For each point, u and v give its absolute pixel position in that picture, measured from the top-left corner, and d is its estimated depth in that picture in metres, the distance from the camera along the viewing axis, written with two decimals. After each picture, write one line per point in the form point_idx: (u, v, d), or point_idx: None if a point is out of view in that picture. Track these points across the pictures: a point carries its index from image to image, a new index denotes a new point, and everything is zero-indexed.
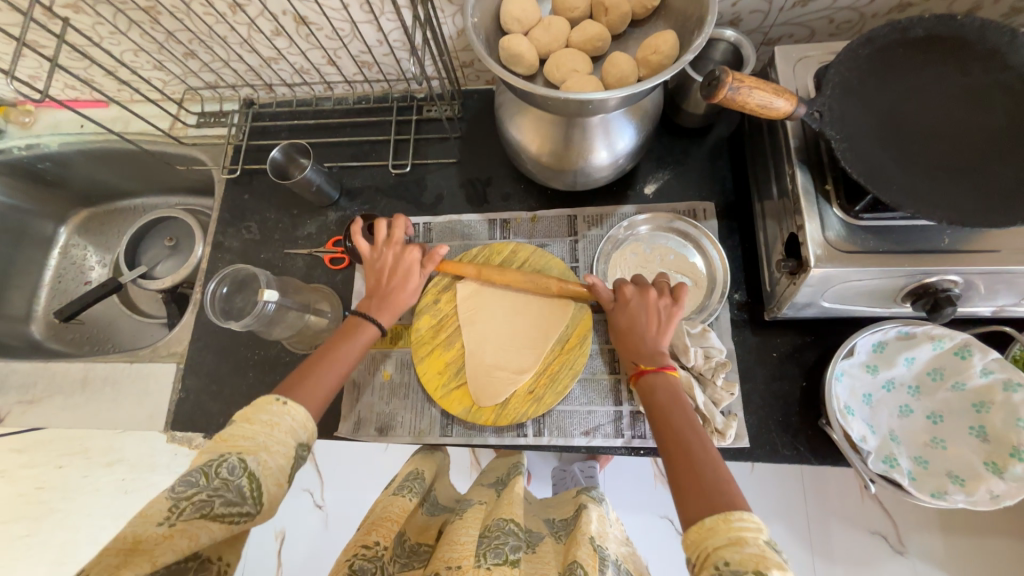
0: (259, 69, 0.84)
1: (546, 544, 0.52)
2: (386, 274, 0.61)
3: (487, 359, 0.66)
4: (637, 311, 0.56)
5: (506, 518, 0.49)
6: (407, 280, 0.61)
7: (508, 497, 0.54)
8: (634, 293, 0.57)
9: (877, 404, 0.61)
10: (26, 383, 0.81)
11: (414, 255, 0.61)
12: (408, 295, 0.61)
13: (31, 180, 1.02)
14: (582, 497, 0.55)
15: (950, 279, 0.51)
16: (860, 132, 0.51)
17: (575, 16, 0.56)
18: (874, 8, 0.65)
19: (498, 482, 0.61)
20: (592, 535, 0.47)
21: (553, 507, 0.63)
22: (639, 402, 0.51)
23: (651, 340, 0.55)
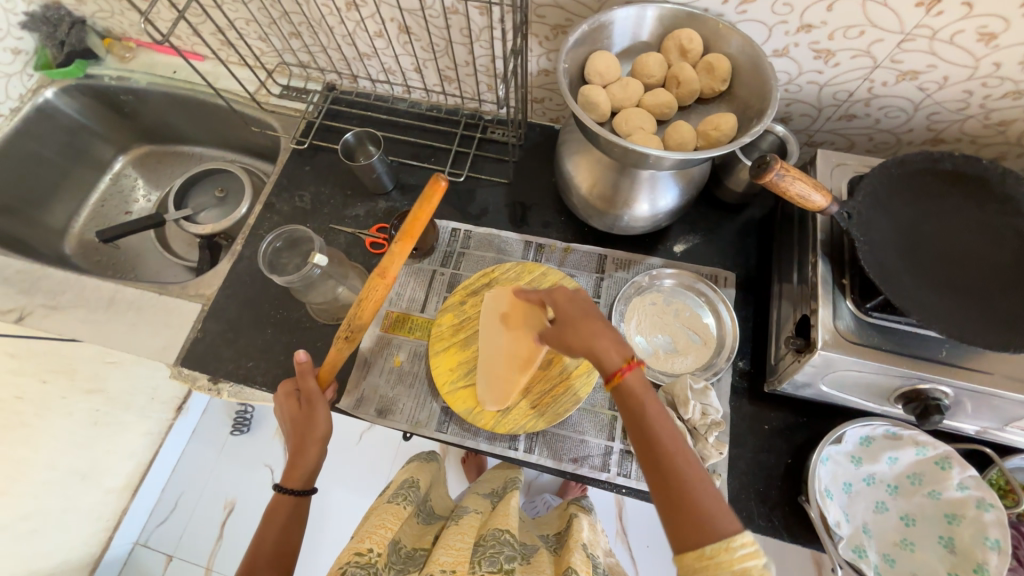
0: (351, 60, 0.91)
1: (540, 554, 0.59)
2: (297, 427, 0.63)
3: (500, 370, 0.68)
4: (579, 305, 0.56)
5: (501, 530, 0.55)
6: (311, 419, 0.63)
7: (504, 509, 0.60)
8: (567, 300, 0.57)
9: (855, 495, 0.63)
10: (55, 289, 0.84)
11: (310, 385, 0.64)
12: (321, 430, 0.62)
13: (109, 107, 1.08)
14: (573, 509, 0.69)
15: (942, 389, 0.55)
16: (881, 238, 0.56)
17: (650, 82, 0.63)
18: (910, 136, 0.72)
19: (493, 495, 0.69)
20: (584, 543, 0.58)
21: (544, 526, 0.72)
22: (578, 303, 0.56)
23: (603, 340, 0.50)
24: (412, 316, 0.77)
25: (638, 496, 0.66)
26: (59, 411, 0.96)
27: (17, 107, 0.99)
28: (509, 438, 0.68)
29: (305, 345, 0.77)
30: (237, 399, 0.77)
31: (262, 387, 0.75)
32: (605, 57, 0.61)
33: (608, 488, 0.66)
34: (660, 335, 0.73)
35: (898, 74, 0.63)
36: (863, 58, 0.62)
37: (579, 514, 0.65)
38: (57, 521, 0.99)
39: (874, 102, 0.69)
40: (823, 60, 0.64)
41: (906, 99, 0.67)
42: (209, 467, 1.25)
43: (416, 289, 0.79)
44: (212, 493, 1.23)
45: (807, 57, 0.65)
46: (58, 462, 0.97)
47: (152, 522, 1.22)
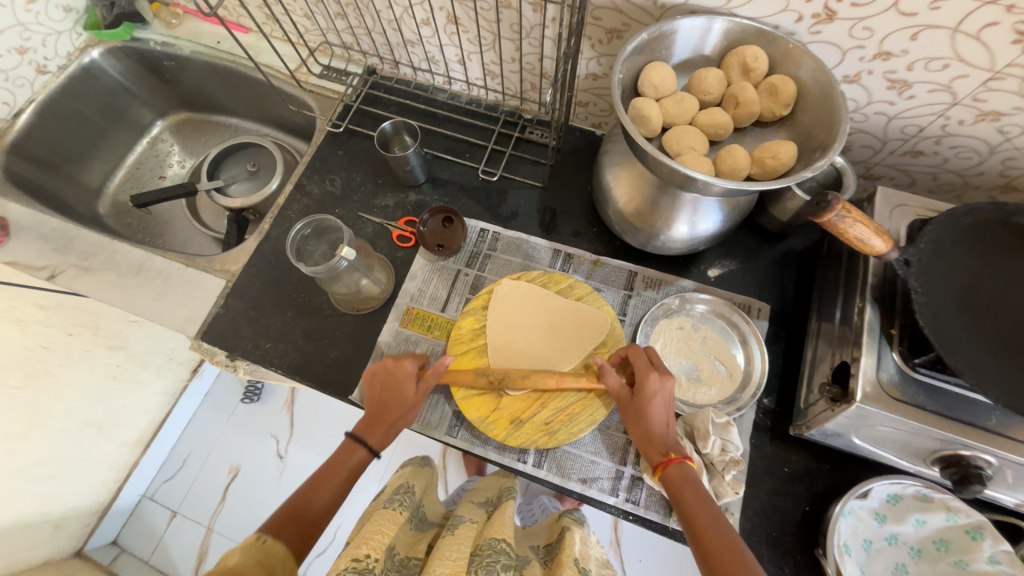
0: (395, 46, 0.89)
1: (532, 568, 0.58)
2: (384, 407, 0.62)
3: (511, 353, 0.69)
4: (659, 404, 0.59)
5: (496, 538, 0.54)
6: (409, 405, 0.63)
7: (499, 519, 0.59)
8: (658, 382, 0.59)
9: (875, 553, 0.59)
10: (86, 251, 0.85)
11: (407, 368, 0.64)
12: (406, 416, 0.63)
13: (152, 72, 1.08)
14: (565, 521, 0.65)
15: (985, 458, 0.52)
16: (941, 291, 0.52)
17: (707, 99, 0.60)
18: (979, 180, 0.68)
19: (488, 504, 0.67)
20: (575, 556, 0.56)
21: (534, 535, 0.70)
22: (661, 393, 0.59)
23: (665, 432, 0.59)
24: (432, 315, 0.76)
25: (644, 524, 0.65)
26: (82, 363, 0.99)
27: (63, 64, 1.00)
28: (518, 450, 0.67)
29: (324, 332, 0.76)
30: (253, 377, 0.77)
31: (278, 369, 0.75)
32: (662, 69, 0.58)
33: (615, 513, 0.65)
34: (684, 362, 0.70)
35: (977, 113, 0.59)
36: (942, 93, 0.58)
37: (571, 527, 0.63)
38: (73, 466, 1.02)
39: (945, 141, 0.64)
40: (897, 91, 0.60)
41: (981, 141, 0.62)
42: (216, 431, 1.24)
43: (440, 287, 0.78)
44: (217, 457, 1.22)
45: (879, 86, 0.60)
46: (74, 411, 0.99)
47: (159, 478, 1.22)
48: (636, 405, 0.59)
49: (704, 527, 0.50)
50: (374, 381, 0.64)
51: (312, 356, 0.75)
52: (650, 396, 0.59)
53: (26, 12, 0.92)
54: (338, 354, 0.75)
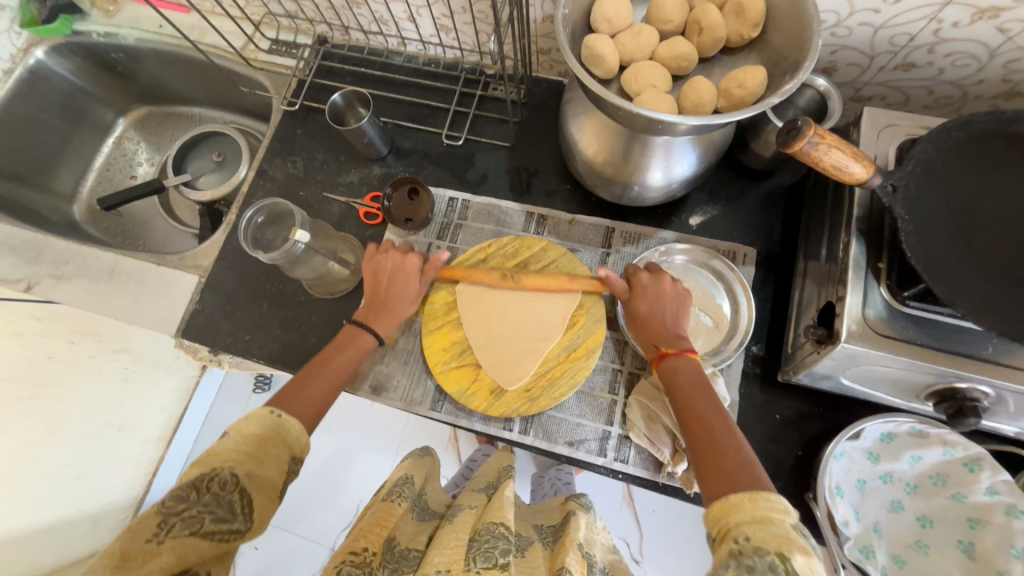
0: (340, 9, 0.83)
1: (533, 550, 0.57)
2: (388, 292, 0.64)
3: (496, 350, 0.66)
4: (652, 300, 0.60)
5: (495, 522, 0.53)
6: (404, 279, 0.65)
7: (499, 501, 0.58)
8: (648, 279, 0.62)
9: (869, 493, 0.58)
10: (60, 259, 0.85)
11: (412, 263, 0.66)
12: (404, 308, 0.64)
13: (102, 66, 1.04)
14: (570, 505, 0.63)
15: (981, 389, 0.49)
16: (931, 216, 0.48)
17: (667, 28, 0.54)
18: (979, 89, 0.61)
19: (489, 487, 0.65)
20: (580, 542, 0.54)
21: (541, 514, 0.69)
22: (656, 287, 0.61)
23: (670, 331, 0.58)
24: None
25: (635, 482, 0.64)
26: (92, 367, 1.00)
27: (9, 69, 0.96)
28: (503, 419, 0.67)
29: (301, 319, 0.75)
30: (238, 370, 0.77)
31: (259, 360, 0.75)
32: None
33: (604, 473, 0.64)
34: None
35: (974, 11, 0.52)
36: None
37: (576, 511, 0.60)
38: (99, 466, 1.03)
39: (939, 48, 0.58)
40: None
41: (980, 44, 0.56)
42: (235, 420, 1.25)
43: None
44: None
45: None
46: (90, 415, 1.01)
47: (188, 468, 1.24)
48: (634, 306, 0.61)
49: (709, 421, 0.48)
50: (377, 272, 0.65)
51: (290, 343, 0.75)
52: (643, 287, 0.61)
53: None
54: (317, 340, 0.74)
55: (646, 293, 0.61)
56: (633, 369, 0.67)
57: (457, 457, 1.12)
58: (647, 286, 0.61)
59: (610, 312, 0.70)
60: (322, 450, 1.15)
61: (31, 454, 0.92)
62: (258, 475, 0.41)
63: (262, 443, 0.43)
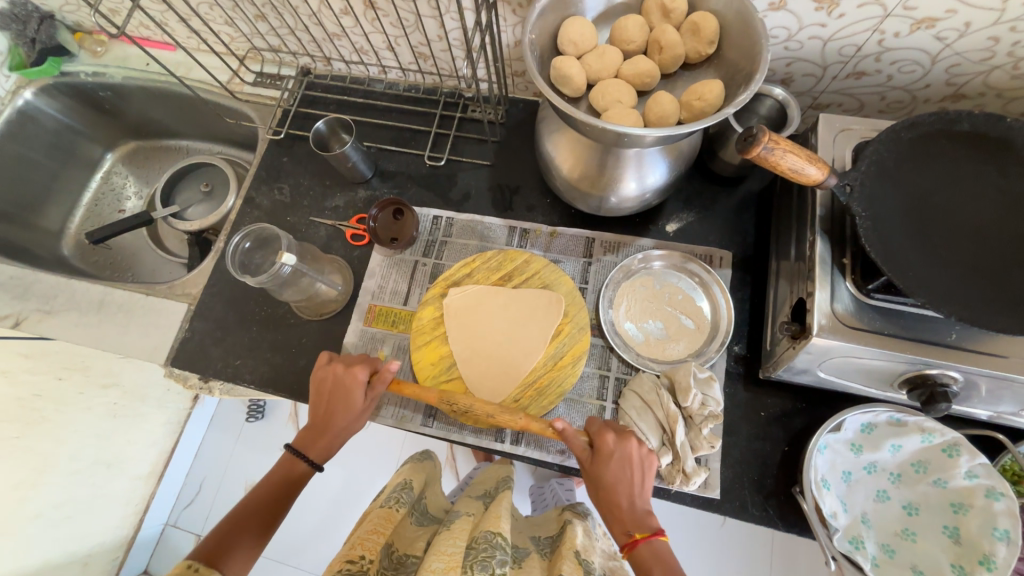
0: (321, 41, 0.87)
1: (530, 558, 0.58)
2: (329, 415, 0.61)
3: (485, 363, 0.67)
4: (617, 467, 0.55)
5: (493, 531, 0.53)
6: (352, 404, 0.61)
7: (496, 509, 0.58)
8: (614, 443, 0.55)
9: (855, 483, 0.60)
10: (48, 294, 0.85)
11: (357, 377, 0.61)
12: (349, 424, 0.61)
13: (90, 104, 1.06)
14: (568, 514, 0.64)
15: (951, 374, 0.51)
16: (886, 211, 0.51)
17: (629, 48, 0.58)
18: (927, 93, 0.65)
19: (485, 495, 0.66)
20: (577, 549, 0.55)
21: (539, 526, 0.69)
22: (622, 453, 0.55)
23: (637, 507, 0.53)
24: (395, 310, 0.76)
25: None
26: (79, 404, 0.98)
27: None
28: (494, 430, 0.67)
29: (291, 341, 0.76)
30: (229, 396, 0.77)
31: (250, 385, 0.75)
32: (577, 24, 0.56)
33: None
34: (651, 321, 0.69)
35: (912, 22, 0.56)
36: (872, 6, 0.55)
37: (573, 519, 0.61)
38: (87, 505, 1.01)
39: (885, 57, 0.62)
40: (827, 12, 0.57)
41: (922, 51, 0.59)
42: (228, 452, 1.23)
43: (399, 281, 0.77)
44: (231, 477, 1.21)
45: (807, 8, 0.58)
46: (80, 451, 0.99)
47: (179, 504, 1.22)
48: (592, 463, 0.55)
49: None
50: (320, 385, 0.62)
51: (281, 366, 0.75)
52: (606, 456, 0.55)
53: None
54: (307, 361, 0.75)
55: (611, 463, 0.55)
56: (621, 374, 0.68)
57: (455, 475, 1.10)
58: (612, 455, 0.55)
59: (594, 320, 0.71)
60: (320, 477, 1.13)
61: (21, 494, 0.91)
62: None
63: None
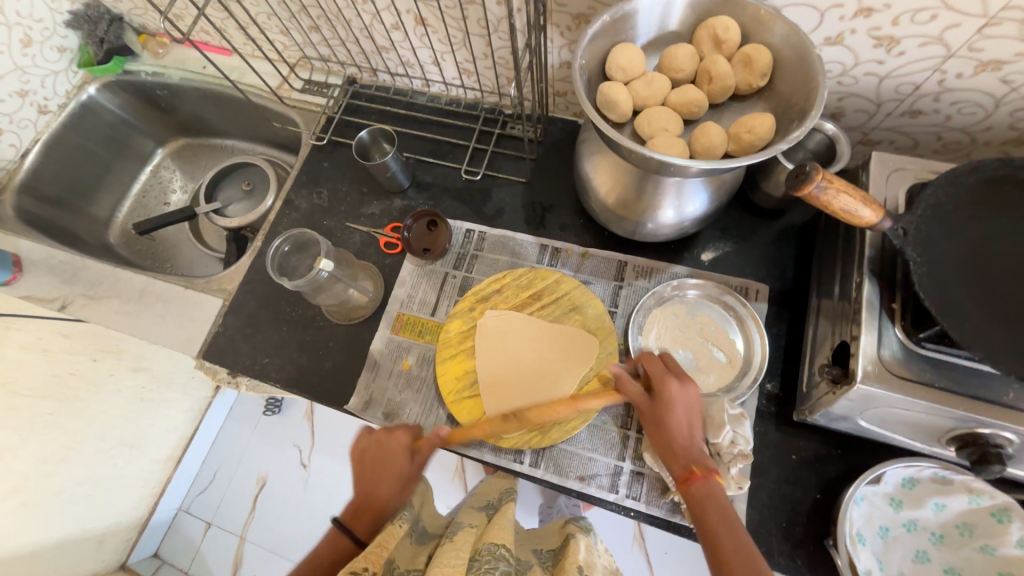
0: (370, 54, 0.89)
1: (532, 574, 0.56)
2: (373, 486, 0.58)
3: (509, 384, 0.67)
4: (682, 414, 0.52)
5: (496, 543, 0.52)
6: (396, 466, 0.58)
7: (499, 522, 0.57)
8: (677, 390, 0.53)
9: (893, 541, 0.56)
10: (95, 280, 0.89)
11: (400, 442, 0.60)
12: (395, 487, 0.57)
13: (147, 101, 1.11)
14: (570, 528, 0.61)
15: (1005, 435, 0.48)
16: (941, 258, 0.49)
17: (678, 77, 0.57)
18: (987, 135, 0.63)
19: (489, 507, 0.62)
20: (580, 568, 0.53)
21: (539, 538, 0.67)
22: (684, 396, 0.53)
23: (689, 441, 0.51)
24: (422, 320, 0.76)
25: (647, 520, 0.63)
26: (110, 386, 1.01)
27: (63, 103, 1.04)
28: (514, 450, 0.67)
29: (318, 344, 0.77)
30: (254, 393, 0.78)
31: (276, 383, 0.76)
32: (628, 51, 0.56)
33: (616, 510, 0.63)
34: (681, 351, 0.68)
35: (976, 64, 0.54)
36: (935, 46, 0.54)
37: (577, 534, 0.59)
38: (109, 485, 1.04)
39: (945, 97, 0.60)
40: (885, 49, 0.56)
41: (985, 94, 0.57)
42: (243, 443, 1.22)
43: (428, 292, 0.77)
44: (245, 469, 1.20)
45: (865, 45, 0.56)
46: (106, 433, 1.02)
47: (193, 491, 1.21)
48: (657, 411, 0.53)
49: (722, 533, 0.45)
50: (363, 453, 0.61)
51: (307, 368, 0.76)
52: (671, 402, 0.53)
53: (23, 55, 0.97)
54: (333, 365, 0.76)
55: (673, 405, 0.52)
56: None
57: (463, 488, 1.09)
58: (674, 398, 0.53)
59: (623, 346, 0.70)
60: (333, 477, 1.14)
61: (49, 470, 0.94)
62: None
63: None
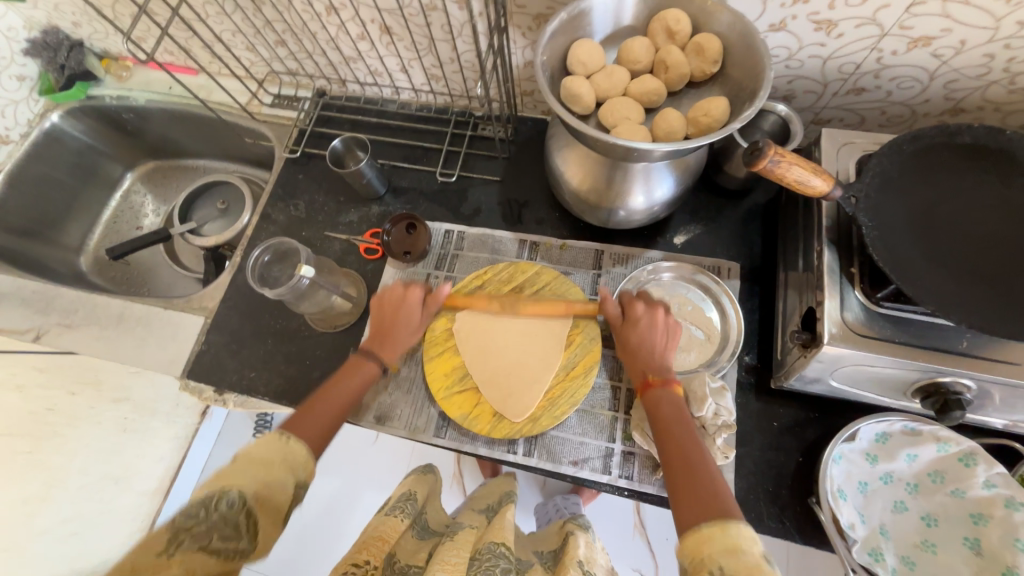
0: (338, 64, 0.90)
1: (534, 569, 0.57)
2: (392, 325, 0.67)
3: (506, 384, 0.67)
4: (644, 332, 0.62)
5: (496, 542, 0.52)
6: (410, 324, 0.68)
7: (499, 522, 0.58)
8: (643, 311, 0.63)
9: (872, 494, 0.59)
10: (70, 308, 0.87)
11: (414, 297, 0.68)
12: (409, 336, 0.68)
13: (113, 125, 1.09)
14: (570, 526, 0.63)
15: (963, 382, 0.51)
16: (891, 221, 0.52)
17: (636, 68, 0.60)
18: (926, 108, 0.67)
19: (489, 509, 0.65)
20: (580, 560, 0.54)
21: (541, 541, 0.68)
22: (650, 319, 0.63)
23: (656, 360, 0.61)
24: None
25: (641, 498, 0.65)
26: (90, 419, 0.99)
27: (25, 132, 1.02)
28: (509, 442, 0.67)
29: (305, 354, 0.77)
30: (242, 409, 0.77)
31: (264, 397, 0.76)
32: (587, 46, 0.58)
33: (610, 491, 0.65)
34: None
35: (908, 41, 0.58)
36: (869, 26, 0.58)
37: (575, 531, 0.60)
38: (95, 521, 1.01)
39: (884, 74, 0.64)
40: (825, 32, 0.60)
41: (920, 68, 0.61)
42: None
43: None
44: None
45: (807, 29, 0.60)
46: (88, 468, 0.97)
47: None
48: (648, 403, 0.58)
49: (679, 448, 0.53)
50: (382, 304, 0.69)
51: (294, 379, 0.76)
52: (637, 321, 0.63)
53: None
54: (321, 373, 0.76)
55: (638, 327, 0.62)
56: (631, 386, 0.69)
57: (462, 492, 1.08)
58: (640, 320, 0.63)
59: (605, 331, 0.72)
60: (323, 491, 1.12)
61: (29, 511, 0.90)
62: (264, 497, 0.43)
63: (265, 462, 0.45)
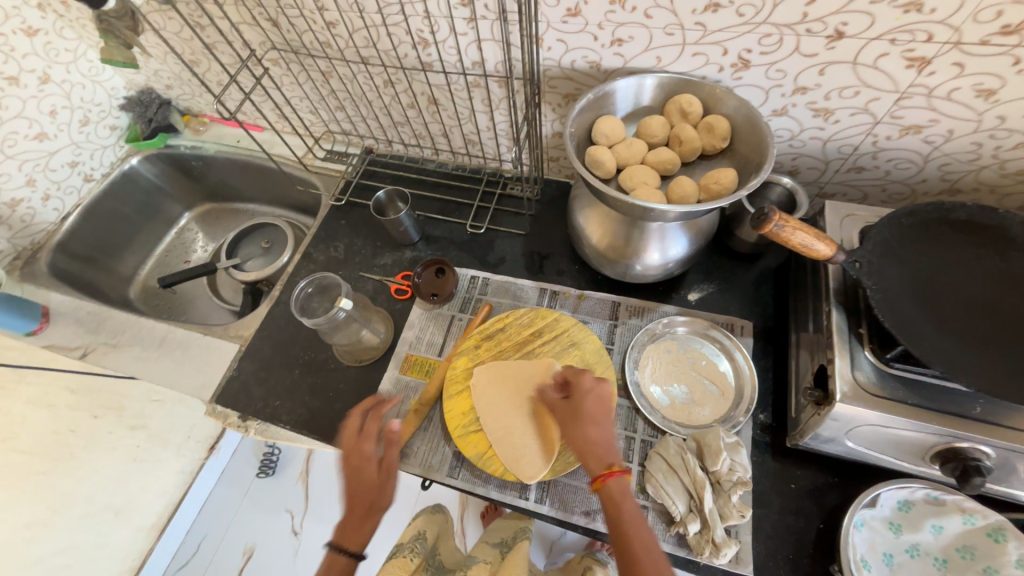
0: (387, 127, 1.02)
1: None
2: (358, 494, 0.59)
3: (520, 436, 0.68)
4: (596, 402, 0.60)
5: None
6: (381, 483, 0.60)
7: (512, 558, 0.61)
8: (592, 382, 0.62)
9: (898, 567, 0.56)
10: (116, 330, 0.93)
11: (369, 449, 0.62)
12: (379, 495, 0.59)
13: (181, 170, 1.22)
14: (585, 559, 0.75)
15: (982, 449, 0.51)
16: (894, 286, 0.55)
17: (653, 141, 0.68)
18: (924, 187, 0.73)
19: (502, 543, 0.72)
20: None
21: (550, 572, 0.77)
22: (599, 394, 0.61)
23: (610, 444, 0.57)
24: (430, 360, 0.80)
25: None
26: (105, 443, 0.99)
27: (106, 172, 1.16)
28: (521, 486, 0.68)
29: (329, 386, 0.80)
30: (261, 438, 0.79)
31: (285, 426, 0.78)
32: (609, 121, 0.67)
33: None
34: (675, 385, 0.72)
35: (900, 128, 0.65)
36: (863, 115, 0.65)
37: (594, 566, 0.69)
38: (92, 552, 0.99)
39: (881, 155, 0.70)
40: (823, 118, 0.67)
41: (914, 152, 0.68)
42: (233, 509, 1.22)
43: (436, 334, 0.82)
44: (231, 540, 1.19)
45: (807, 115, 0.68)
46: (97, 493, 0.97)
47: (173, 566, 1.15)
48: (573, 408, 0.61)
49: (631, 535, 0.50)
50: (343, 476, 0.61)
51: (317, 410, 0.79)
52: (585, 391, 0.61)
53: (79, 133, 1.09)
54: (343, 406, 0.79)
55: (588, 403, 0.60)
56: (646, 437, 0.69)
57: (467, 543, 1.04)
58: (589, 396, 0.60)
59: (619, 380, 0.74)
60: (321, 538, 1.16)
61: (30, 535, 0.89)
62: None
63: None
